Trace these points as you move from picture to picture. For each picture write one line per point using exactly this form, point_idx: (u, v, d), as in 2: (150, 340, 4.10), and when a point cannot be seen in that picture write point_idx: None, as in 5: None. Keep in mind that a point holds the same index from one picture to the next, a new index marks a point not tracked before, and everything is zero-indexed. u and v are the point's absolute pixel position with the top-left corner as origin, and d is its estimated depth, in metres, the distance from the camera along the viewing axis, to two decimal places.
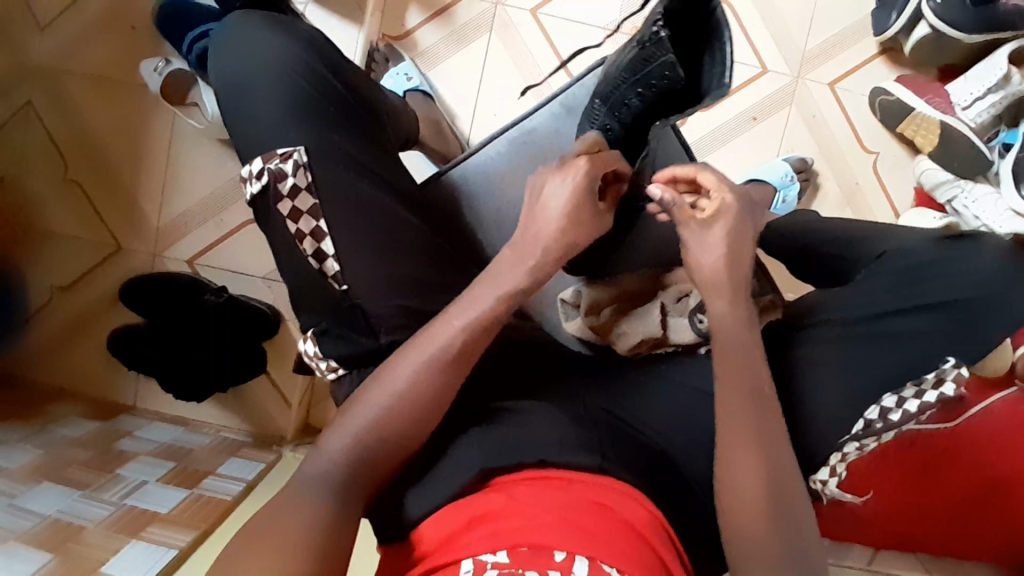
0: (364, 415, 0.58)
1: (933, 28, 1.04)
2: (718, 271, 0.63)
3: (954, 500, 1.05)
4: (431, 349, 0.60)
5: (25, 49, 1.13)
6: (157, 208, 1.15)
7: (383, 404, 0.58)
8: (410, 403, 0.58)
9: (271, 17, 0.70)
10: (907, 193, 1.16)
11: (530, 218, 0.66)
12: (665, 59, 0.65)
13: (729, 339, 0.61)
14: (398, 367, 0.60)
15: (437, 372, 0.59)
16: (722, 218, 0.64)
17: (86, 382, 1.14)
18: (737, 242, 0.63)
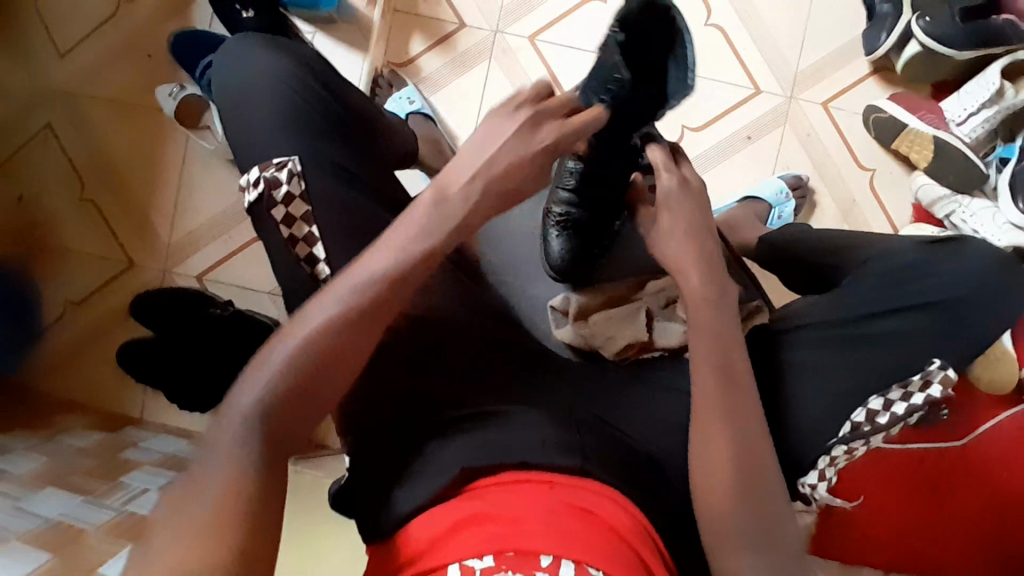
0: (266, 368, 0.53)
1: (923, 46, 1.06)
2: (680, 254, 0.65)
3: (951, 514, 1.03)
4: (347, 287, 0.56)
5: (48, 75, 1.20)
6: (169, 225, 1.19)
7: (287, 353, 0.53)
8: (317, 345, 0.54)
9: (269, 39, 0.74)
10: (905, 209, 1.15)
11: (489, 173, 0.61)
12: (615, 60, 0.67)
13: (700, 315, 0.61)
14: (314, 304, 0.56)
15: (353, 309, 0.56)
16: (669, 205, 0.66)
17: (95, 395, 1.17)
18: (688, 224, 0.66)
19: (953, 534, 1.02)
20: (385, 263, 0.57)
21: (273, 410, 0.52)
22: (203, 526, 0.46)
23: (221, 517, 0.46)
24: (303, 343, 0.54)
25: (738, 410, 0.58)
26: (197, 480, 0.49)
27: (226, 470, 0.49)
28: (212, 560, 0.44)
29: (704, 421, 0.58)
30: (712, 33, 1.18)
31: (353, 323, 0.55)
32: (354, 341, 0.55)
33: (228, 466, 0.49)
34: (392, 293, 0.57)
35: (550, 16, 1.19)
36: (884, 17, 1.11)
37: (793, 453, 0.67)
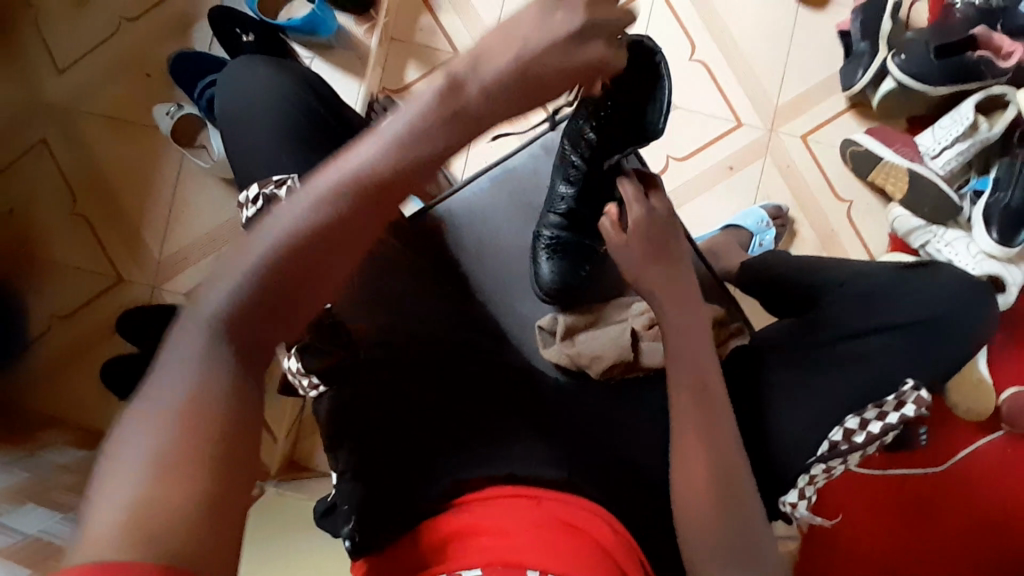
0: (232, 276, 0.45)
1: (898, 82, 1.12)
2: (657, 280, 0.67)
3: (928, 536, 1.06)
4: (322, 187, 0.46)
5: (45, 90, 1.22)
6: (160, 241, 1.20)
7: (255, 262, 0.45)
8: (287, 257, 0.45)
9: (270, 59, 0.76)
10: (881, 238, 1.20)
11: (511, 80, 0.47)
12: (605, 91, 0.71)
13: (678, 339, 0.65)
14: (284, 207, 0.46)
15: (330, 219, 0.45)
16: (639, 235, 0.68)
17: (74, 411, 1.15)
18: (660, 254, 0.68)
19: (927, 553, 1.06)
20: (375, 155, 0.47)
21: (239, 327, 0.45)
22: (157, 465, 0.38)
23: (181, 455, 0.39)
24: (270, 254, 0.45)
25: (715, 420, 0.60)
26: (143, 409, 0.41)
27: (185, 391, 0.42)
28: (170, 506, 0.37)
29: (682, 428, 0.61)
30: (696, 68, 1.23)
31: (330, 234, 0.46)
32: (334, 254, 0.46)
33: (183, 394, 0.41)
34: (377, 198, 0.46)
35: None
36: (861, 55, 1.17)
37: (770, 469, 0.69)
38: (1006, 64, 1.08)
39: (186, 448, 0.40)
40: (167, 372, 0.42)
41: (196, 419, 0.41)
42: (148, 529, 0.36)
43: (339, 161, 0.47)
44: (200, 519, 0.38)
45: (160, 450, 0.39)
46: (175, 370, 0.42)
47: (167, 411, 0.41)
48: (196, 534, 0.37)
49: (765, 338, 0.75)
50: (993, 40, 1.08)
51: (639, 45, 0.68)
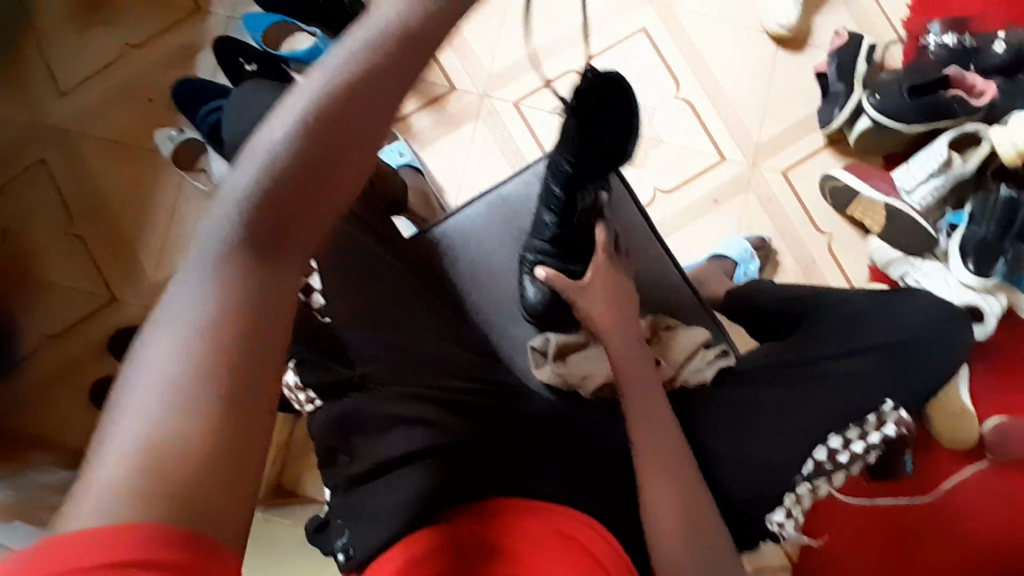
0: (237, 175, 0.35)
1: (873, 121, 1.18)
2: (606, 316, 0.76)
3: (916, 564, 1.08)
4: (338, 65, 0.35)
5: (46, 112, 1.24)
6: (155, 262, 1.21)
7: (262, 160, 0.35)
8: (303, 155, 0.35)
9: (275, 85, 0.79)
10: (862, 269, 1.24)
11: None
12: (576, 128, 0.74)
13: (629, 370, 0.71)
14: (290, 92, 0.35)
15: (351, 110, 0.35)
16: (597, 281, 0.78)
17: (60, 431, 1.14)
18: (617, 297, 0.77)
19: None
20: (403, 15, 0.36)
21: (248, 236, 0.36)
22: (158, 411, 0.33)
23: (184, 414, 0.33)
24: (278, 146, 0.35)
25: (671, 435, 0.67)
26: (141, 354, 0.34)
27: (191, 320, 0.34)
28: (183, 450, 0.33)
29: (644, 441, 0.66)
30: (681, 106, 1.29)
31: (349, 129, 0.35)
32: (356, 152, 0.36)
33: (189, 348, 0.34)
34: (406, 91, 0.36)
35: (534, 84, 1.29)
36: (837, 95, 1.23)
37: (761, 487, 0.70)
38: (979, 102, 1.13)
39: (188, 391, 0.33)
40: (170, 309, 0.35)
41: (202, 384, 0.34)
42: (151, 492, 0.32)
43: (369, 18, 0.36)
44: (218, 505, 0.33)
45: (164, 421, 0.33)
46: (177, 311, 0.35)
47: (164, 367, 0.34)
48: (211, 520, 0.33)
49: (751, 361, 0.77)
50: (966, 79, 1.14)
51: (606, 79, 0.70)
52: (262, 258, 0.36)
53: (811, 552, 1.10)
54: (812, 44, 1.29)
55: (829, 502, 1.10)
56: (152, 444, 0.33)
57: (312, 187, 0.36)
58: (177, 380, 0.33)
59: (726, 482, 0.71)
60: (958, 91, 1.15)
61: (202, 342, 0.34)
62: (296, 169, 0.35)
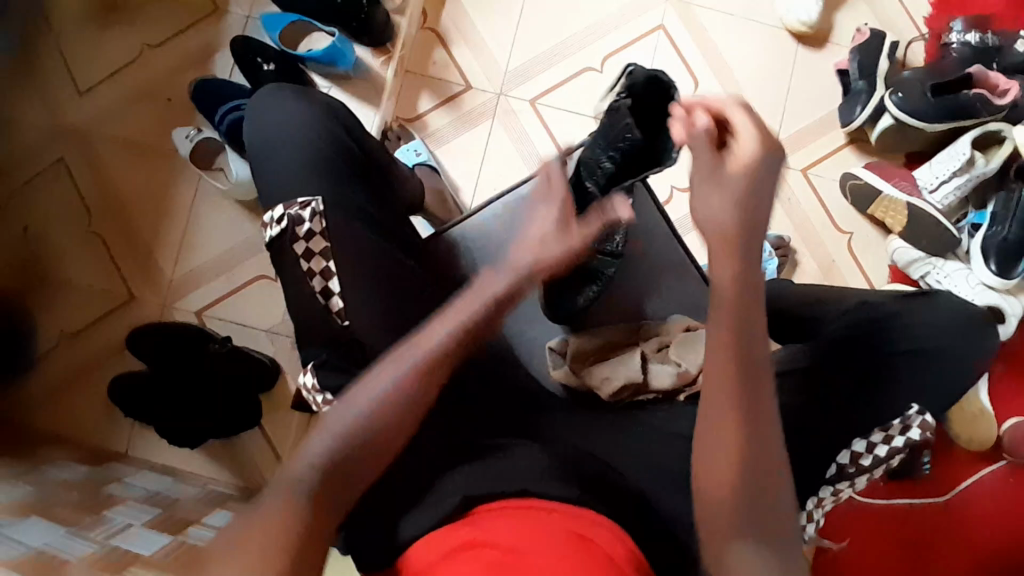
0: (348, 410, 0.58)
1: (895, 118, 1.16)
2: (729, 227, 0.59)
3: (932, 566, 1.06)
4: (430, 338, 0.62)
5: (65, 111, 1.25)
6: (173, 261, 1.22)
7: (364, 409, 0.58)
8: (392, 408, 0.59)
9: (295, 89, 0.78)
10: (883, 270, 1.22)
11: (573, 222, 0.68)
12: (624, 122, 0.76)
13: (721, 334, 0.58)
14: (395, 356, 0.61)
15: (429, 360, 0.61)
16: (741, 166, 0.59)
17: (79, 428, 1.16)
18: (751, 200, 0.59)
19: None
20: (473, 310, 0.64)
21: (341, 458, 0.56)
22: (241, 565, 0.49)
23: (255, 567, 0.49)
24: (373, 404, 0.58)
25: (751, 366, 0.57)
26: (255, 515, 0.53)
27: (281, 508, 0.53)
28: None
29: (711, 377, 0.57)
30: None
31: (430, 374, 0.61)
32: (420, 397, 0.60)
33: (339, 450, 0.56)
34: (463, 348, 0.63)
35: (550, 83, 1.28)
36: (859, 93, 1.21)
37: None
38: (1002, 101, 1.12)
39: (265, 554, 0.50)
40: (332, 423, 0.58)
41: (338, 476, 0.56)
42: None
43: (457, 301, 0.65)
44: None
45: (307, 499, 0.53)
46: (337, 424, 0.57)
47: (258, 533, 0.51)
48: None
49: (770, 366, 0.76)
50: (989, 79, 1.13)
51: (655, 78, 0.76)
52: (339, 479, 0.56)
53: (828, 557, 1.07)
54: (832, 41, 1.27)
55: (844, 505, 1.09)
56: (300, 509, 0.53)
57: (390, 429, 0.58)
58: (326, 470, 0.55)
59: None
60: (980, 90, 1.13)
61: (347, 450, 0.57)
62: (385, 418, 0.58)
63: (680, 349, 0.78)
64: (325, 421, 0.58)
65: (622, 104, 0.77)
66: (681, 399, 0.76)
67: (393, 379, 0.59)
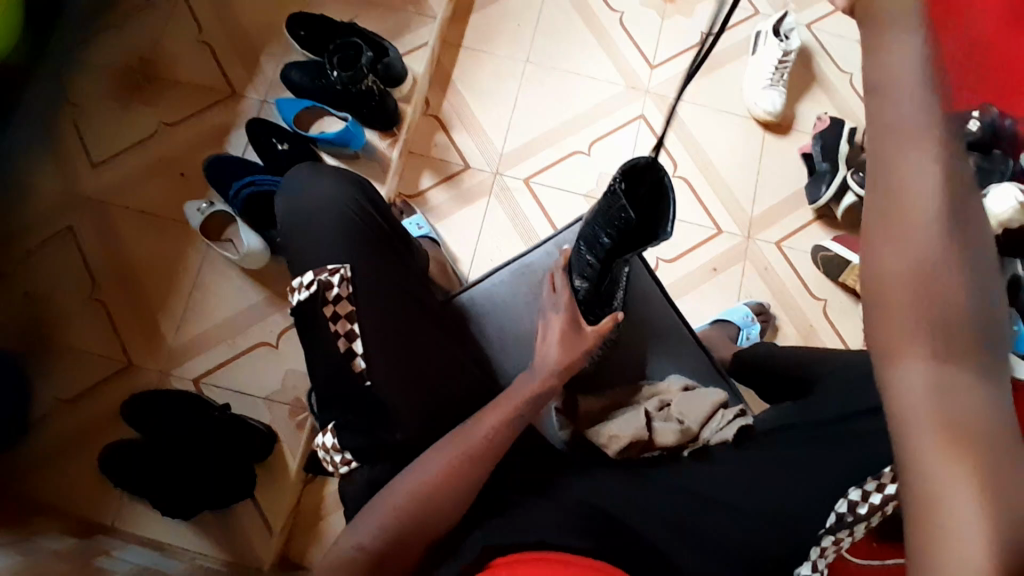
0: (397, 494, 0.67)
1: (859, 196, 1.29)
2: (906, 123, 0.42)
3: None
4: (470, 434, 0.71)
5: (80, 182, 1.30)
6: (175, 329, 1.24)
7: (413, 488, 0.67)
8: (439, 488, 0.67)
9: (322, 166, 0.85)
10: (857, 335, 1.31)
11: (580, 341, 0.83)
12: (619, 205, 0.87)
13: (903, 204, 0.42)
14: (440, 449, 0.70)
15: (467, 451, 0.69)
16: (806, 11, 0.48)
17: (64, 498, 1.12)
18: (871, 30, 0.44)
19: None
20: (504, 412, 0.73)
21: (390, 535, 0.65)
22: None
23: None
24: (418, 490, 0.67)
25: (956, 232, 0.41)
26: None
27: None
28: None
29: (897, 238, 0.42)
30: (679, 182, 1.39)
31: (467, 462, 0.69)
32: (461, 480, 0.68)
33: (390, 526, 0.65)
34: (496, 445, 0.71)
35: (543, 163, 1.39)
36: (824, 173, 1.33)
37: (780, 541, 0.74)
38: None
39: None
40: (385, 506, 0.67)
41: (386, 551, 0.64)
42: None
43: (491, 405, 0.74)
44: None
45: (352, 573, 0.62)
46: (391, 503, 0.67)
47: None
48: None
49: (765, 423, 0.83)
50: None
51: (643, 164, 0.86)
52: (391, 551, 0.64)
53: None
54: (796, 128, 1.42)
55: None
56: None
57: (431, 508, 0.66)
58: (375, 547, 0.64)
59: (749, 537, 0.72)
60: None
61: (396, 529, 0.65)
62: (429, 499, 0.66)
63: (682, 405, 0.83)
64: (383, 502, 0.67)
65: (617, 188, 0.87)
66: (685, 455, 0.79)
67: (439, 463, 0.69)
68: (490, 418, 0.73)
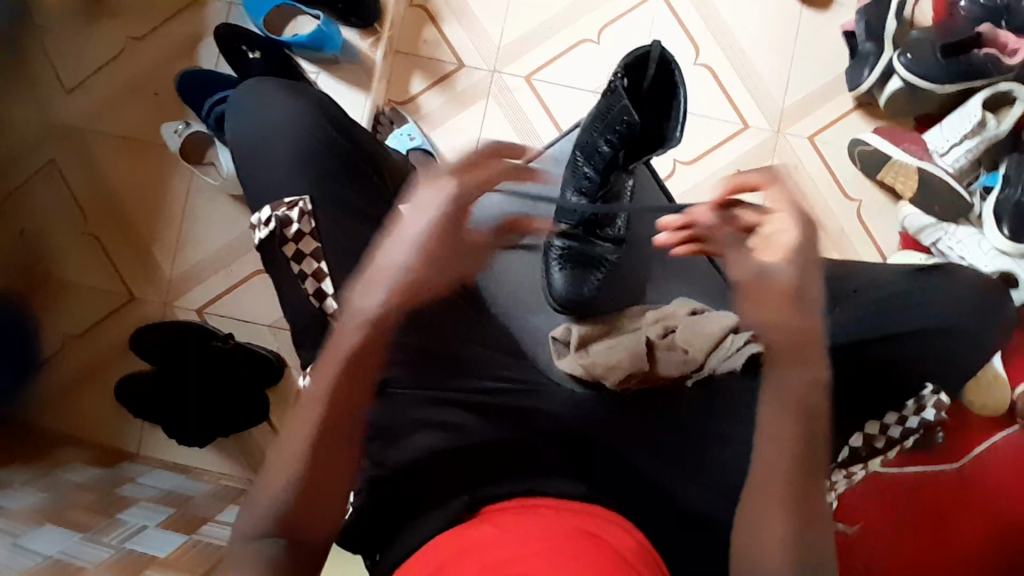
0: (308, 420, 0.62)
1: (904, 81, 1.12)
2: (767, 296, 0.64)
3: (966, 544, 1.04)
4: (356, 321, 0.64)
5: (52, 111, 1.22)
6: (171, 259, 1.21)
7: (323, 407, 0.62)
8: (341, 390, 0.63)
9: (285, 84, 0.78)
10: (892, 237, 1.19)
11: (418, 244, 0.65)
12: (621, 104, 0.76)
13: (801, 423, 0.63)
14: (337, 344, 0.64)
15: (359, 341, 0.64)
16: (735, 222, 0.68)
17: (90, 429, 1.17)
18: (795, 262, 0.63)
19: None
20: (382, 291, 0.65)
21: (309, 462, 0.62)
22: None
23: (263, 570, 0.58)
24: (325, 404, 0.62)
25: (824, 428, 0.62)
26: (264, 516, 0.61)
27: None
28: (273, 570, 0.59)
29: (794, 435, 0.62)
30: (701, 72, 1.23)
31: (367, 349, 0.64)
32: (357, 372, 0.64)
33: (310, 455, 0.62)
34: (383, 337, 0.65)
35: (546, 56, 1.24)
36: (867, 55, 1.16)
37: None
38: (1013, 61, 1.09)
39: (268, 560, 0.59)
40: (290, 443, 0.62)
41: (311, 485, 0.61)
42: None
43: (367, 285, 0.65)
44: None
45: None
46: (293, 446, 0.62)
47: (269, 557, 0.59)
48: None
49: (786, 343, 0.74)
50: (999, 38, 1.09)
51: (647, 53, 0.75)
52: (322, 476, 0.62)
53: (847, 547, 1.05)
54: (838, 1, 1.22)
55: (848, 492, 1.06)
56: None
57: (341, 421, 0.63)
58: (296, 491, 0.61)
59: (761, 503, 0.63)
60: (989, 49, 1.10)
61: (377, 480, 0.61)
62: (332, 412, 0.63)
63: (685, 333, 0.76)
64: (297, 424, 0.63)
65: (619, 84, 0.76)
66: (689, 385, 0.74)
67: (341, 371, 0.63)
68: (372, 290, 0.65)
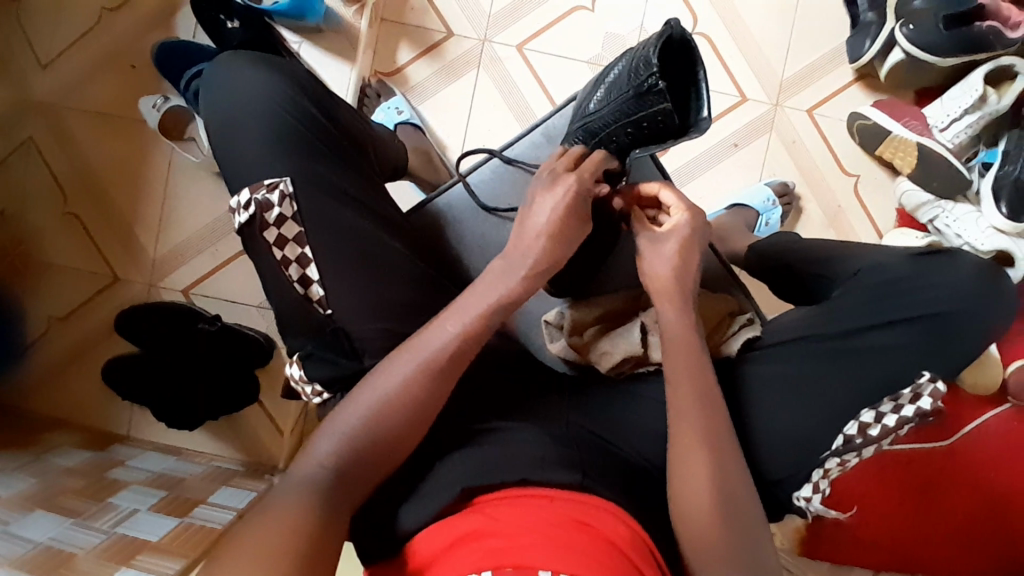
0: (346, 422, 0.61)
1: (906, 53, 1.08)
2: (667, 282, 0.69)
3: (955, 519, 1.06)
4: (428, 342, 0.64)
5: (26, 85, 1.17)
6: (155, 240, 1.18)
7: (366, 412, 0.61)
8: (403, 407, 0.61)
9: (262, 58, 0.74)
10: (889, 213, 1.17)
11: (541, 238, 0.68)
12: (661, 105, 0.69)
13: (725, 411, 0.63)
14: (395, 363, 0.63)
15: (431, 363, 0.63)
16: (674, 232, 0.71)
17: (80, 412, 1.15)
18: (687, 259, 0.70)
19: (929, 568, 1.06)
20: (467, 317, 0.65)
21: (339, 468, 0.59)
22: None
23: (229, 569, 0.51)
24: (366, 420, 0.61)
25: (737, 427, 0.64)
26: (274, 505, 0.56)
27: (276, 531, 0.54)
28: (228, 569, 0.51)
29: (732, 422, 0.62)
30: (700, 42, 1.19)
31: (431, 373, 0.63)
32: (428, 395, 0.62)
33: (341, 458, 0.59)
34: (451, 367, 0.63)
35: (537, 25, 1.19)
36: (868, 26, 1.12)
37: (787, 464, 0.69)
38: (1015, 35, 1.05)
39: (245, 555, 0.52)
40: (339, 425, 0.61)
41: (352, 471, 0.59)
42: None
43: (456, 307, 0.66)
44: None
45: (321, 492, 0.57)
46: (347, 421, 0.61)
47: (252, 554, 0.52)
48: None
49: (791, 329, 0.76)
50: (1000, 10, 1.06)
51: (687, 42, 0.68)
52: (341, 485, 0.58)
53: (839, 528, 1.07)
54: None
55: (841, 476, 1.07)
56: (314, 496, 0.56)
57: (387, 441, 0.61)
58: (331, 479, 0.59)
59: (754, 496, 0.62)
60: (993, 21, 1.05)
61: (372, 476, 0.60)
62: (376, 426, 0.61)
63: None
64: (332, 424, 0.61)
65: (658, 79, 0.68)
66: None
67: (400, 380, 0.62)
68: (451, 325, 0.65)
